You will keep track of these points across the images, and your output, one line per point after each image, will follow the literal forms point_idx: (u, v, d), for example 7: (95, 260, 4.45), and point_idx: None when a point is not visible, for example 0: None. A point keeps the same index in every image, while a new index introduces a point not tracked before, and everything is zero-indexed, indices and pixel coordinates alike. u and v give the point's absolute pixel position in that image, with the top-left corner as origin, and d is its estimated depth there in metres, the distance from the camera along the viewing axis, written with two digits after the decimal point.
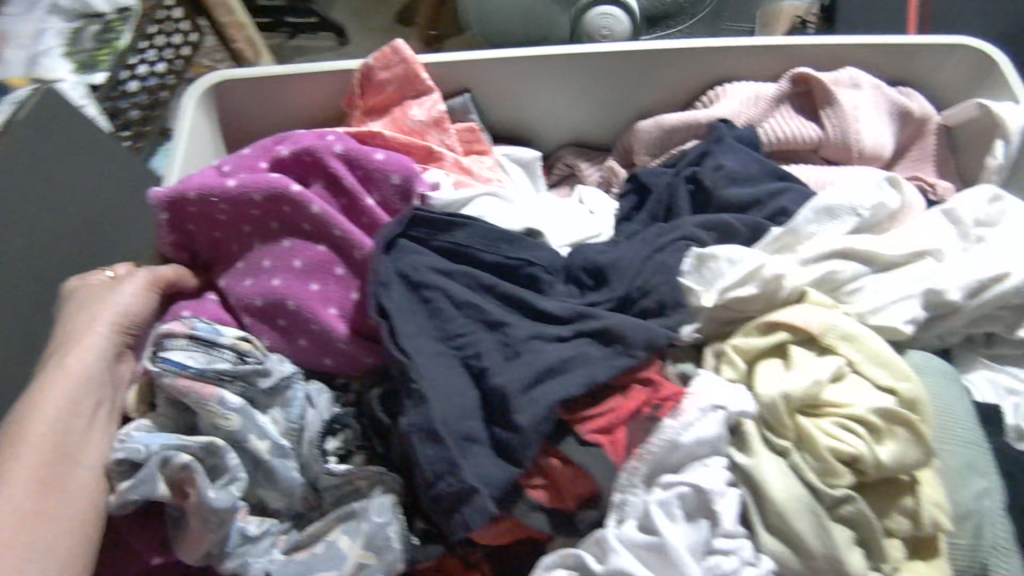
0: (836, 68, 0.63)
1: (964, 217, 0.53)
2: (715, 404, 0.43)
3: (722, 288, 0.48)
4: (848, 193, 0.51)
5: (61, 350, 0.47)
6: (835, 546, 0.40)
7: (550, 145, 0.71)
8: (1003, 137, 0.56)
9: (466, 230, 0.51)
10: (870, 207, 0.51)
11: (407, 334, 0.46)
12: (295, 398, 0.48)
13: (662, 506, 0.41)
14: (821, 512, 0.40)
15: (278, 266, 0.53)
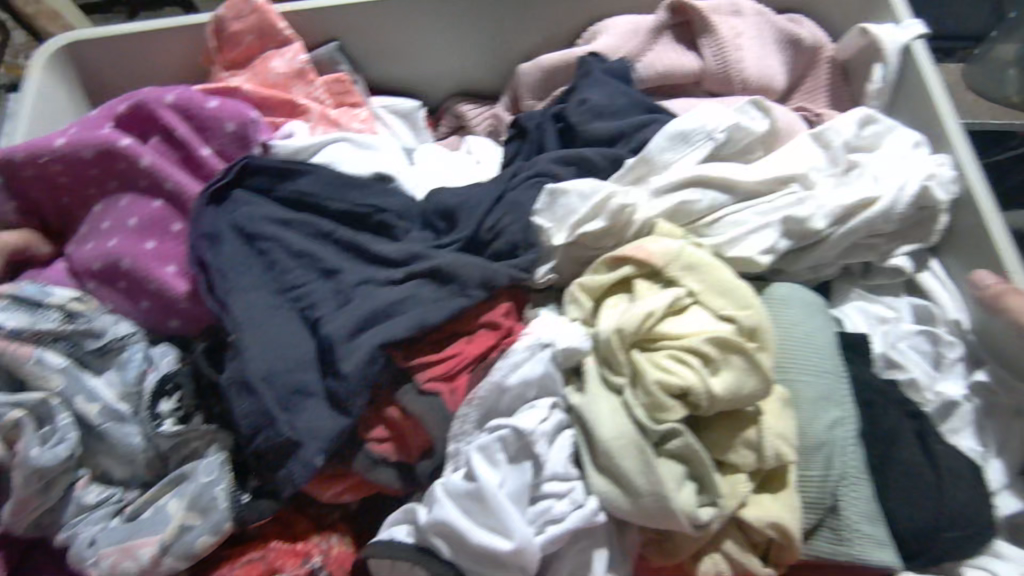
0: None
1: (833, 139, 0.51)
2: (541, 341, 0.42)
3: (569, 224, 0.47)
4: (703, 118, 0.50)
5: None
6: (661, 482, 0.38)
7: (436, 95, 0.69)
8: (880, 61, 0.57)
9: (307, 177, 0.51)
10: (725, 130, 0.50)
11: (242, 287, 0.46)
12: (130, 359, 0.48)
13: (481, 451, 0.40)
14: (648, 449, 0.39)
15: (116, 227, 0.52)
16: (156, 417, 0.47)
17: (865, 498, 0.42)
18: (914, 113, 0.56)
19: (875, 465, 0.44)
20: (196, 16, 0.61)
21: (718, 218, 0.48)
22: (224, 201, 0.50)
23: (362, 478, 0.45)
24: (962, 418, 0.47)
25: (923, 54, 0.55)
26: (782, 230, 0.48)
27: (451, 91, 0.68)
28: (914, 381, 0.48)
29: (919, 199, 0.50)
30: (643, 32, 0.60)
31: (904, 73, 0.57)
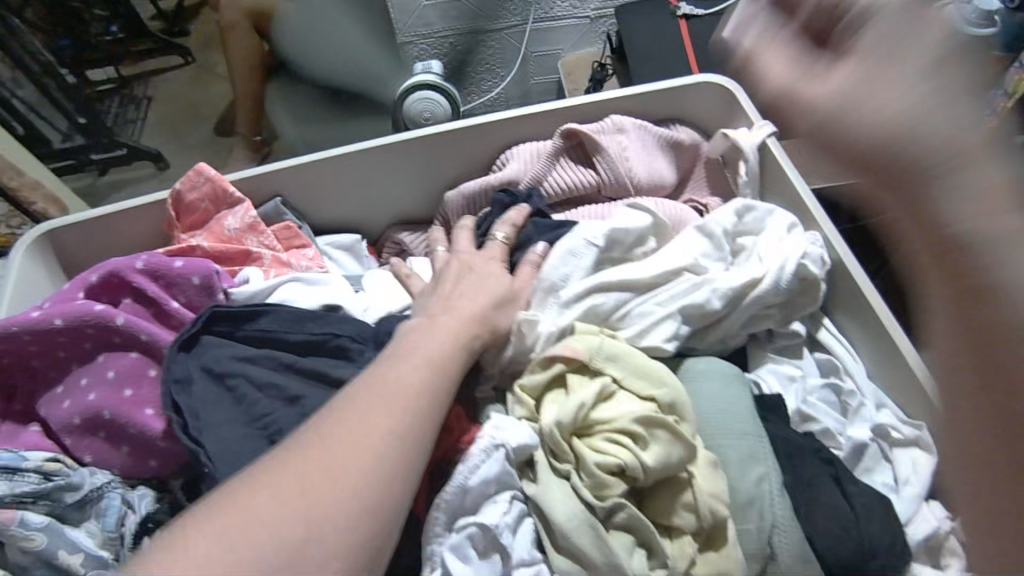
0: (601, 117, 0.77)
1: (711, 230, 0.60)
2: (493, 443, 0.45)
3: (501, 356, 0.55)
4: (583, 234, 0.59)
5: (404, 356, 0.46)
6: (613, 553, 0.42)
7: (379, 227, 0.82)
8: (743, 158, 0.70)
9: (268, 316, 0.57)
10: (604, 238, 0.59)
11: (215, 423, 0.51)
12: (109, 506, 0.50)
13: (454, 550, 0.43)
14: (597, 523, 0.43)
15: (94, 382, 0.56)
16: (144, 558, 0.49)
17: (795, 542, 0.48)
18: (781, 193, 0.69)
19: (802, 512, 0.49)
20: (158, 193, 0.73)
21: (626, 313, 0.56)
22: (194, 347, 0.55)
23: None
24: (870, 458, 0.54)
25: (777, 147, 0.69)
26: (683, 317, 0.56)
27: (392, 221, 0.82)
28: (827, 431, 0.55)
29: (798, 274, 0.59)
30: (545, 155, 0.74)
31: (765, 163, 0.71)
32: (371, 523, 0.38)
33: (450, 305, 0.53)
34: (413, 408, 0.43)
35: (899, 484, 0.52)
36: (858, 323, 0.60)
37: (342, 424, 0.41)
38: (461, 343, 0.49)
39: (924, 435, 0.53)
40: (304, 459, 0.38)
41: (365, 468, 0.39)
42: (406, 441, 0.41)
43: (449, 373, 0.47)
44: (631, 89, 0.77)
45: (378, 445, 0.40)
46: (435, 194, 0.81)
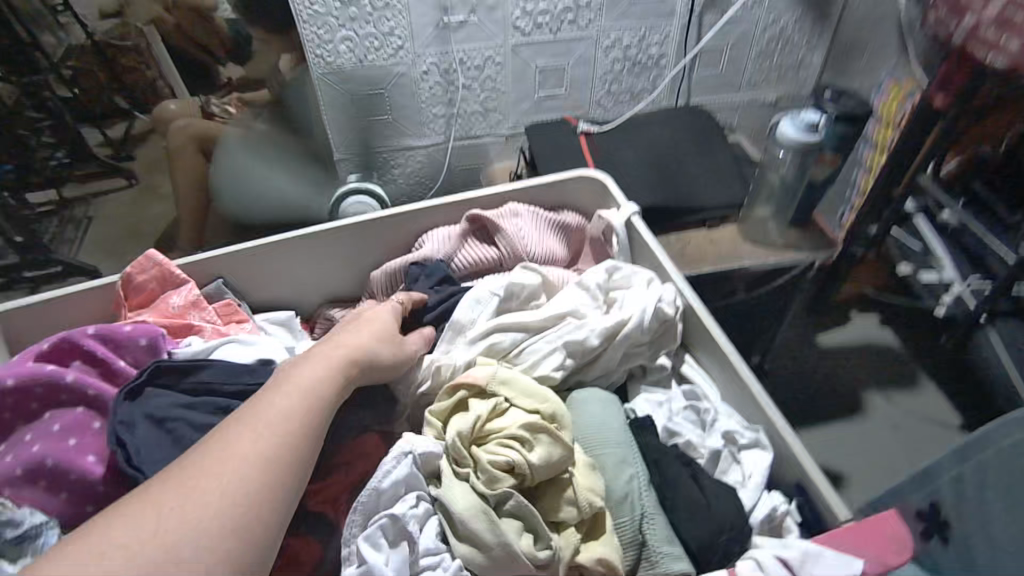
0: (503, 205, 0.94)
1: (587, 282, 0.75)
2: (404, 450, 0.54)
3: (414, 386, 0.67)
4: (486, 286, 0.72)
5: (279, 389, 0.54)
6: (503, 533, 0.50)
7: (312, 305, 0.93)
8: (613, 234, 0.88)
9: (208, 371, 0.66)
10: (502, 288, 0.72)
11: (155, 460, 0.57)
12: (46, 542, 0.54)
13: (368, 540, 0.49)
14: (490, 512, 0.52)
15: (37, 437, 0.61)
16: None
17: (660, 527, 0.57)
18: (648, 260, 0.86)
19: (666, 503, 0.59)
20: (106, 277, 0.82)
21: (520, 349, 0.68)
22: (138, 397, 0.62)
23: None
24: (724, 459, 0.64)
25: (642, 225, 0.86)
26: (567, 351, 0.68)
27: (323, 300, 0.93)
28: (688, 441, 0.65)
29: (657, 316, 0.73)
30: (455, 235, 0.89)
31: (633, 237, 0.88)
32: (237, 540, 0.43)
33: (328, 343, 0.61)
34: (281, 436, 0.49)
35: (743, 477, 0.62)
36: (712, 357, 0.73)
37: (206, 457, 0.46)
38: (332, 381, 0.57)
39: (760, 436, 0.64)
40: (170, 487, 0.43)
41: (230, 491, 0.44)
42: (270, 465, 0.48)
43: (318, 406, 0.54)
44: (527, 182, 0.94)
45: (244, 468, 0.46)
46: (363, 274, 0.93)
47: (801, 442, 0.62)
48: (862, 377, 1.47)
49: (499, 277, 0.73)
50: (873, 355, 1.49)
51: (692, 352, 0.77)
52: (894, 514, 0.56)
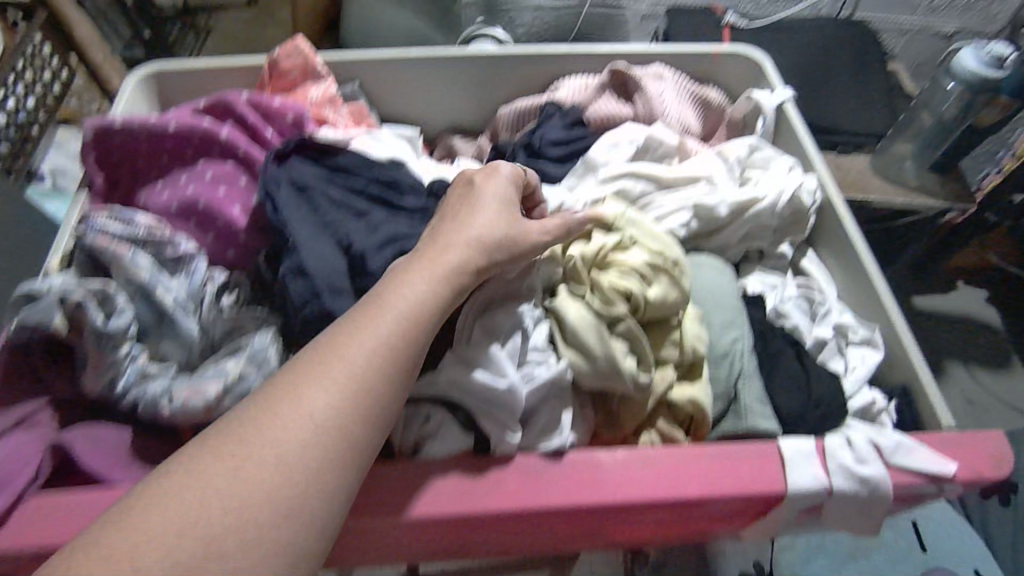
0: (647, 64, 0.88)
1: (727, 153, 0.72)
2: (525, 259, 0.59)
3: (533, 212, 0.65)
4: (625, 134, 0.71)
5: (368, 322, 0.45)
6: (612, 348, 0.53)
7: (434, 131, 0.93)
8: (760, 114, 0.81)
9: (345, 155, 0.67)
10: (641, 139, 0.70)
11: (296, 217, 0.60)
12: (196, 268, 0.61)
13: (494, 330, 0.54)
14: (602, 327, 0.54)
15: (191, 181, 0.66)
16: (219, 305, 0.60)
17: (757, 389, 0.57)
18: (789, 150, 0.81)
19: (767, 374, 0.59)
20: (253, 57, 0.84)
21: (647, 201, 0.67)
22: (284, 161, 0.65)
23: None
24: (830, 350, 0.63)
25: (793, 112, 0.81)
26: (693, 213, 0.67)
27: (445, 127, 0.93)
28: (795, 326, 0.64)
29: (792, 204, 0.70)
30: (591, 87, 0.85)
31: (779, 123, 0.82)
32: (281, 541, 0.37)
33: (434, 248, 0.51)
34: (353, 398, 0.42)
35: (848, 370, 0.61)
36: (838, 256, 0.71)
37: (261, 427, 0.39)
38: (432, 310, 0.47)
39: (874, 335, 0.63)
40: (215, 462, 0.38)
41: (277, 474, 0.38)
42: (334, 437, 0.41)
43: (410, 345, 0.45)
44: (675, 48, 0.89)
45: (321, 442, 0.40)
46: (489, 110, 0.92)
47: (920, 348, 0.61)
48: (960, 348, 1.38)
49: (641, 129, 0.71)
50: (976, 327, 1.40)
51: (815, 249, 0.74)
52: (1000, 434, 0.55)
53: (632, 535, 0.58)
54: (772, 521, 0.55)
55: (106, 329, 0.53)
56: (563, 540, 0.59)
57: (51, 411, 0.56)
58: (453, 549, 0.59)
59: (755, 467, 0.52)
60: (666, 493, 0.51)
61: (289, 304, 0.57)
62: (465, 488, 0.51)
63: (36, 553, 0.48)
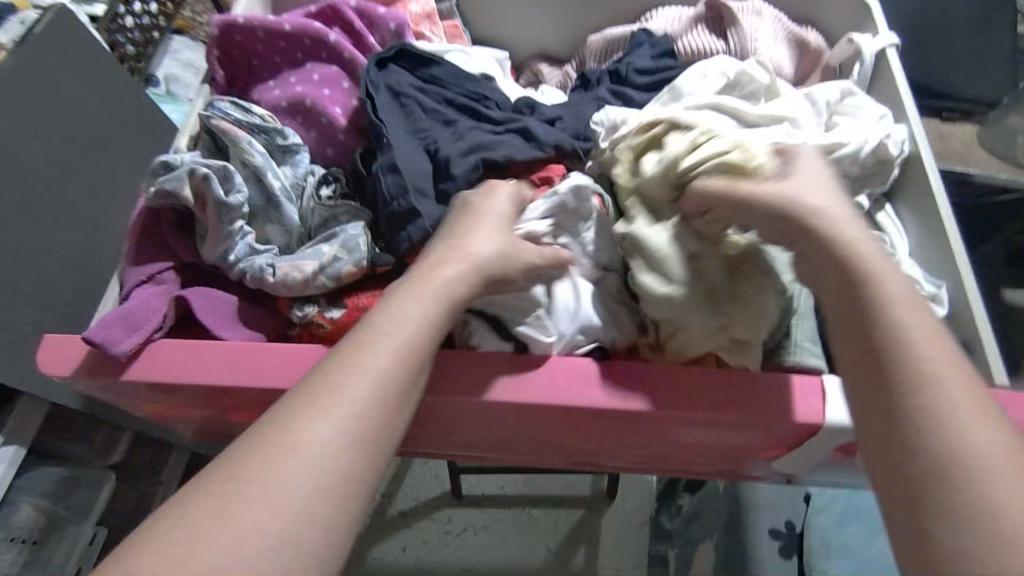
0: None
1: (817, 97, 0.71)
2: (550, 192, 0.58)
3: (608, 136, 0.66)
4: (716, 66, 0.71)
5: (375, 332, 0.45)
6: (686, 278, 0.53)
7: (522, 57, 0.95)
8: (860, 60, 0.78)
9: (440, 67, 0.72)
10: (733, 72, 0.70)
11: (390, 120, 0.66)
12: (302, 160, 0.67)
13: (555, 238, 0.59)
14: (685, 254, 0.54)
15: (300, 80, 0.72)
16: (318, 196, 0.65)
17: (808, 326, 0.59)
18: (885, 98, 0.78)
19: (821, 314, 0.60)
20: None
21: None
22: (383, 67, 0.70)
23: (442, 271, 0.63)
24: None
25: (895, 57, 0.77)
26: None
27: (534, 54, 0.95)
28: None
29: (878, 152, 0.68)
30: (684, 19, 0.85)
31: (879, 69, 0.79)
32: (323, 540, 0.37)
33: (437, 265, 0.50)
34: (371, 403, 0.42)
35: None
36: (919, 212, 0.69)
37: (276, 448, 0.39)
38: (429, 326, 0.47)
39: (942, 292, 0.62)
40: (227, 496, 0.37)
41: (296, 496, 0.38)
42: (353, 439, 0.41)
43: (410, 363, 0.45)
44: None
45: (341, 448, 0.40)
46: (578, 39, 0.93)
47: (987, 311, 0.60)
48: None
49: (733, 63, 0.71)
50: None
51: (892, 204, 0.73)
52: None
53: (673, 446, 0.62)
54: (806, 449, 0.57)
55: (225, 202, 0.60)
56: (608, 442, 0.64)
57: (175, 274, 0.63)
58: (508, 438, 0.65)
59: (797, 394, 0.54)
60: (703, 406, 0.54)
61: (377, 199, 0.63)
62: (519, 377, 0.56)
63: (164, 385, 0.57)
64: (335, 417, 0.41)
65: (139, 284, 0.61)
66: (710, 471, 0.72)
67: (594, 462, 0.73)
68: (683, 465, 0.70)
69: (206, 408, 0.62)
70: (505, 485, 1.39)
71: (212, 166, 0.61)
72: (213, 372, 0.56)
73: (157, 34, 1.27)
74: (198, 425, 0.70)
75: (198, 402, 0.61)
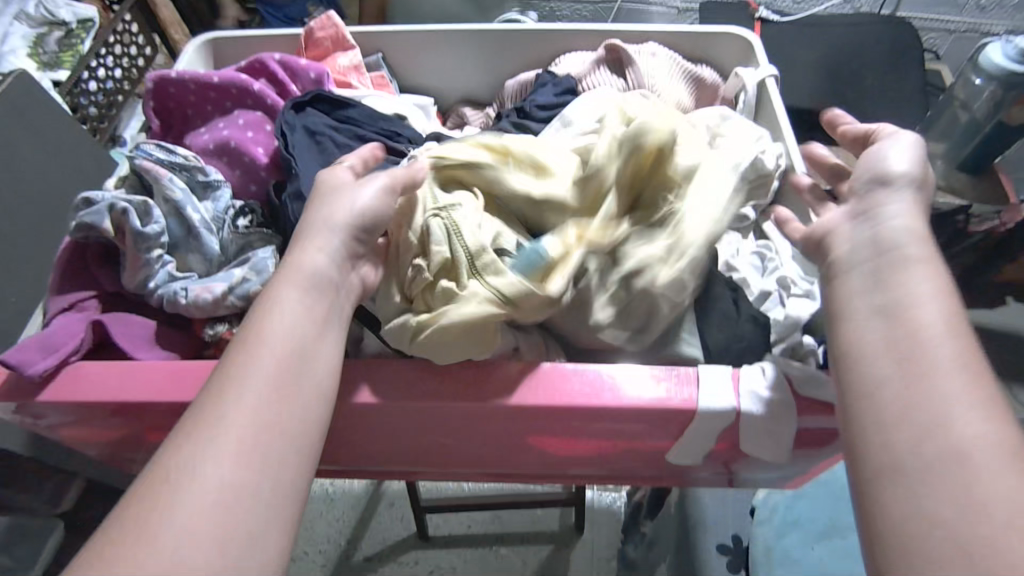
0: (642, 43, 0.94)
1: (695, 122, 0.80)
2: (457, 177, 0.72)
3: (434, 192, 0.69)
4: (599, 99, 0.80)
5: (253, 338, 0.51)
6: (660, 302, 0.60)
7: (449, 102, 1.03)
8: (743, 90, 0.86)
9: (354, 109, 0.78)
10: (617, 101, 0.79)
11: (303, 156, 0.71)
12: (222, 196, 0.72)
13: None
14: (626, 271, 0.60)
15: (227, 125, 0.78)
16: (236, 227, 0.71)
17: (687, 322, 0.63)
18: (767, 125, 0.84)
19: (701, 312, 0.65)
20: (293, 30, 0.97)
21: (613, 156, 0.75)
22: (300, 110, 0.76)
23: None
24: (771, 300, 0.68)
25: (774, 87, 0.84)
26: None
27: (460, 99, 1.02)
28: (743, 278, 0.70)
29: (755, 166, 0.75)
30: (587, 64, 0.92)
31: (761, 99, 0.86)
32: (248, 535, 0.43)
33: (303, 258, 0.55)
34: (269, 402, 0.48)
35: (780, 315, 0.66)
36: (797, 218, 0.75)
37: (185, 460, 0.44)
38: (307, 318, 0.52)
39: (813, 289, 0.67)
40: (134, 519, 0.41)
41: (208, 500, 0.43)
42: (253, 432, 0.46)
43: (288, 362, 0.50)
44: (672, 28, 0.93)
45: (240, 443, 0.46)
46: (497, 84, 1.00)
47: None
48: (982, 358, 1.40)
49: (612, 95, 0.80)
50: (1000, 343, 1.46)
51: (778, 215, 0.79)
52: None
53: (580, 444, 0.65)
54: (690, 439, 0.61)
55: (143, 233, 0.65)
56: (521, 446, 0.67)
57: (97, 302, 0.67)
58: (429, 448, 0.69)
59: (676, 385, 0.58)
60: (590, 395, 0.58)
61: (285, 226, 0.68)
62: (422, 386, 0.59)
63: (78, 404, 0.60)
64: (227, 418, 0.46)
65: (61, 311, 0.65)
66: (643, 476, 0.74)
67: (528, 471, 0.76)
68: (606, 465, 0.72)
69: (124, 428, 0.65)
70: (473, 525, 1.53)
71: (132, 201, 0.65)
72: (127, 390, 0.60)
73: (121, 97, 1.34)
74: (128, 453, 0.73)
75: (115, 421, 0.64)
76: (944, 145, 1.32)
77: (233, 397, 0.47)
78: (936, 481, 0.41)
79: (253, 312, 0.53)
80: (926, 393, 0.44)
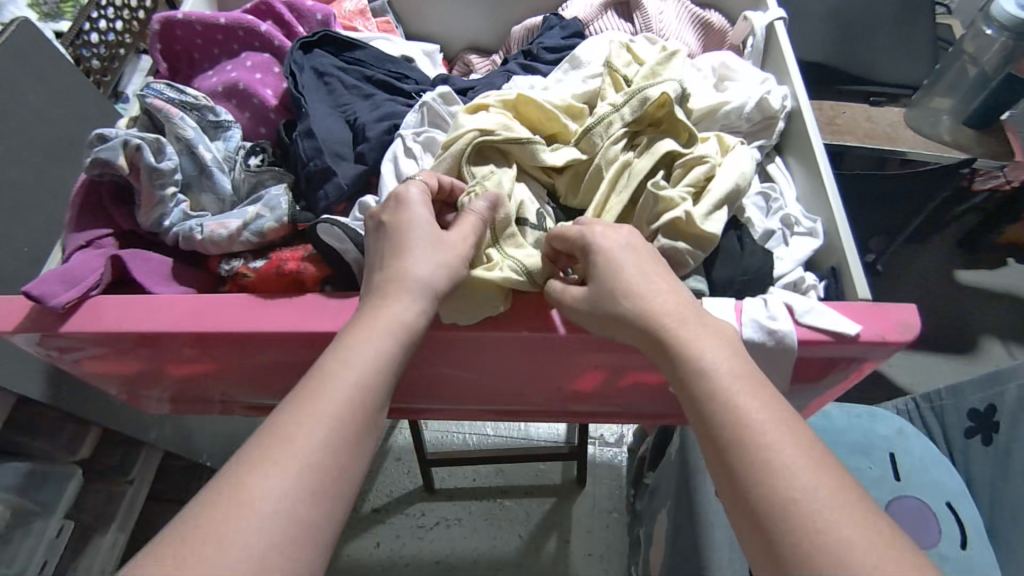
0: None
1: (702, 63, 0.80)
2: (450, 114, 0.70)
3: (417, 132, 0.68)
4: (606, 40, 0.80)
5: (328, 367, 0.49)
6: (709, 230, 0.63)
7: (454, 50, 1.02)
8: (751, 33, 0.86)
9: (362, 51, 0.78)
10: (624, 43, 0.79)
11: (313, 97, 0.72)
12: (232, 137, 0.73)
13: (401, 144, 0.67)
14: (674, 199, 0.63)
15: (234, 67, 0.78)
16: (247, 166, 0.71)
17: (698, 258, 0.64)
18: (774, 69, 0.84)
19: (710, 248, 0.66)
20: None
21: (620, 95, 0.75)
22: (308, 51, 0.76)
23: (281, 265, 0.63)
24: (776, 238, 0.69)
25: (782, 30, 0.83)
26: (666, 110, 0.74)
27: (465, 47, 1.02)
28: (749, 218, 0.70)
29: (761, 108, 0.76)
30: (594, 7, 0.92)
31: (768, 43, 0.86)
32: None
33: (395, 302, 0.52)
34: (329, 447, 0.46)
35: (786, 253, 0.68)
36: (801, 160, 0.76)
37: (232, 485, 0.43)
38: (387, 358, 0.50)
39: (816, 226, 0.69)
40: (195, 541, 0.40)
41: (256, 543, 0.41)
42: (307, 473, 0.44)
43: (360, 405, 0.48)
44: None
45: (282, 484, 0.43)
46: (503, 31, 0.99)
47: (851, 232, 0.66)
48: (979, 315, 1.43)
49: (620, 37, 0.80)
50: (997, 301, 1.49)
51: (783, 156, 0.80)
52: (912, 308, 0.59)
53: (581, 376, 0.69)
54: None
55: (158, 168, 0.66)
56: (526, 378, 0.70)
57: (113, 241, 0.69)
58: (445, 381, 0.72)
59: None
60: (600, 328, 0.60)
61: (296, 164, 0.69)
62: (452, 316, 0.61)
63: (101, 336, 0.62)
64: (281, 450, 0.44)
65: (79, 248, 0.66)
66: (648, 413, 0.77)
67: (531, 408, 0.79)
68: (607, 401, 0.76)
69: (145, 361, 0.68)
70: (477, 479, 1.58)
71: (146, 138, 0.66)
72: (146, 323, 0.62)
73: (123, 51, 1.34)
74: (144, 386, 0.76)
75: (136, 353, 0.66)
76: (951, 99, 1.31)
77: (301, 431, 0.45)
78: (784, 532, 0.42)
79: (341, 336, 0.51)
80: (754, 452, 0.45)
